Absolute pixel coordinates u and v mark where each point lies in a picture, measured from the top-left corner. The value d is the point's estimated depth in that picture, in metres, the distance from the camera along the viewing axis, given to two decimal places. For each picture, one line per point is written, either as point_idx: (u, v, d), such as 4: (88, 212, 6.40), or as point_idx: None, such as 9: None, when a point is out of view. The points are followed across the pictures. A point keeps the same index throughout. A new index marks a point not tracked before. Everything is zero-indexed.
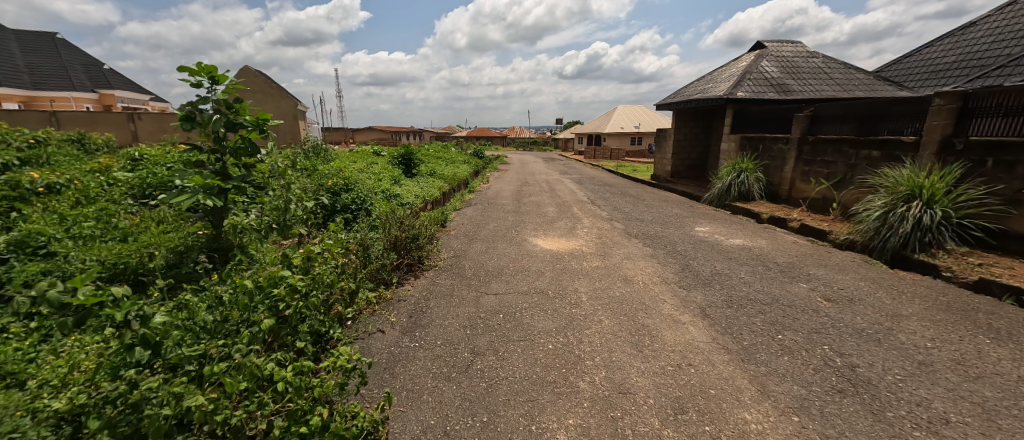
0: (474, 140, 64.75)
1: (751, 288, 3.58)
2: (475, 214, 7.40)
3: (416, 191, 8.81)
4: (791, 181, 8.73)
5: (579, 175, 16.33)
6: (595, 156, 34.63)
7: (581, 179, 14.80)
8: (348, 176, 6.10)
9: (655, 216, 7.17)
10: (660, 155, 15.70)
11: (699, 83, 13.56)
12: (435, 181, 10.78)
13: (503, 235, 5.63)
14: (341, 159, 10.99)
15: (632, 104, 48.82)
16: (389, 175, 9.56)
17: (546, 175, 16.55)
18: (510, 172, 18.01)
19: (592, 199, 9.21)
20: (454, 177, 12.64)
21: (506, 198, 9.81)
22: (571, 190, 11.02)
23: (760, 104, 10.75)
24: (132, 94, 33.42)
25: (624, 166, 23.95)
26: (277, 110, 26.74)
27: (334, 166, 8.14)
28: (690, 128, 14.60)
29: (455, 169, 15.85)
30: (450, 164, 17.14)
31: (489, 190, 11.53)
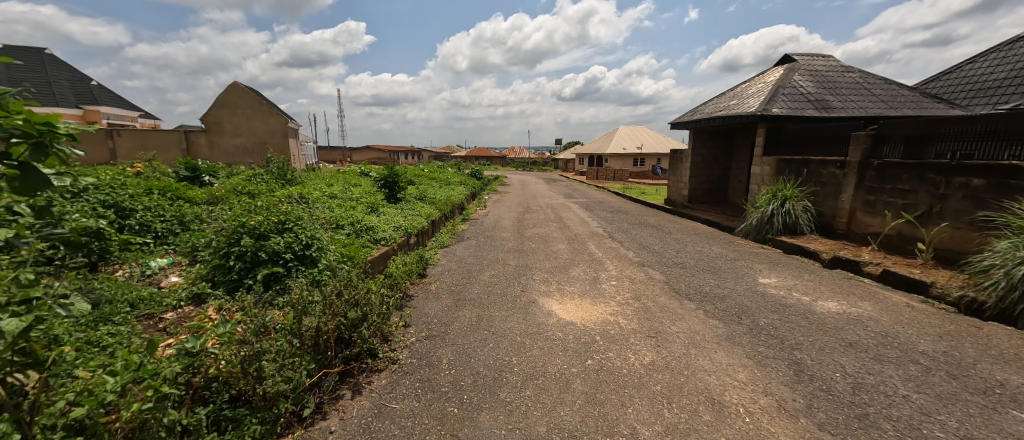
0: (473, 159, 63.66)
1: (947, 432, 1.99)
2: (467, 253, 5.84)
3: (396, 220, 7.30)
4: (850, 212, 7.24)
5: (586, 199, 14.84)
6: (598, 178, 33.26)
7: (589, 204, 13.30)
8: (294, 209, 4.61)
9: (697, 258, 5.60)
10: (675, 178, 14.24)
11: (720, 100, 12.22)
12: (423, 208, 9.29)
13: (500, 293, 4.05)
14: (314, 181, 9.53)
15: (634, 126, 48.13)
16: (367, 202, 8.07)
17: (549, 199, 15.02)
18: (510, 195, 16.54)
19: (609, 232, 7.66)
20: (446, 202, 11.15)
21: (505, 227, 8.24)
22: (581, 218, 9.48)
23: (799, 122, 9.35)
24: (120, 109, 32.23)
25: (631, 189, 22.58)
26: (266, 127, 25.45)
27: (296, 192, 6.68)
28: (709, 148, 13.20)
29: (449, 192, 14.35)
30: (444, 186, 15.65)
31: (486, 217, 10.00)
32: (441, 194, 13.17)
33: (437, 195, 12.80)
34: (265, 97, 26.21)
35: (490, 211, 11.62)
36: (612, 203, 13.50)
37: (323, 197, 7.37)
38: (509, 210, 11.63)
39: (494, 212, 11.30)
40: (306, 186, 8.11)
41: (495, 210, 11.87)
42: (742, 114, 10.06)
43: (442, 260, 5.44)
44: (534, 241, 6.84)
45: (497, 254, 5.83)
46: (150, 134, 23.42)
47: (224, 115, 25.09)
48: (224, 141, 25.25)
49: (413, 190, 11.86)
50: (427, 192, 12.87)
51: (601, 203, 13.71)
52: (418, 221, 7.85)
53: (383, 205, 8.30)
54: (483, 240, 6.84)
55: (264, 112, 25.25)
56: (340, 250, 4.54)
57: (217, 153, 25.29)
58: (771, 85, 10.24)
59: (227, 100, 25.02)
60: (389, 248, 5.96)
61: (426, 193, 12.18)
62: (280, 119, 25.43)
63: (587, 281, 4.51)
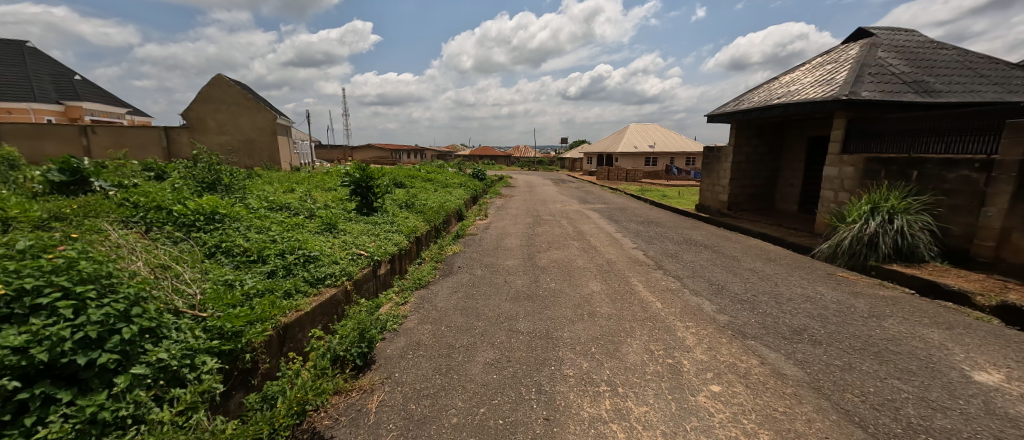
0: (477, 159, 61.60)
1: None
2: (452, 303, 3.79)
3: (357, 242, 5.28)
4: (1002, 233, 5.12)
5: (604, 206, 12.74)
6: (609, 179, 31.05)
7: (611, 212, 11.20)
8: (124, 258, 2.57)
9: (819, 317, 3.49)
10: (711, 181, 12.09)
11: (773, 86, 10.03)
12: (404, 221, 7.25)
13: (502, 431, 2.01)
14: (268, 187, 7.53)
15: (645, 124, 45.81)
16: (325, 215, 6.05)
17: (563, 204, 12.91)
18: (517, 199, 14.46)
19: (655, 258, 5.57)
20: (437, 211, 9.10)
21: (510, 248, 6.18)
22: (609, 234, 7.40)
23: (894, 110, 7.19)
24: (105, 106, 30.56)
25: (650, 191, 20.34)
26: (253, 124, 23.59)
27: (209, 203, 4.68)
28: (754, 145, 11.04)
29: (444, 197, 12.30)
30: (439, 189, 13.60)
31: (487, 230, 7.94)
32: (434, 199, 11.11)
33: (429, 200, 10.77)
34: (252, 92, 24.29)
35: (493, 219, 9.55)
36: (638, 212, 11.38)
37: (257, 209, 5.36)
38: (515, 218, 9.56)
39: (497, 221, 9.24)
40: (243, 195, 6.11)
41: (499, 218, 9.81)
42: (813, 100, 7.87)
43: (410, 320, 3.41)
44: (554, 274, 4.76)
45: (498, 303, 3.76)
46: (127, 131, 21.64)
47: (208, 110, 23.25)
48: (207, 139, 23.43)
49: (398, 197, 9.84)
50: (417, 197, 10.82)
51: (626, 210, 11.57)
52: (391, 242, 5.82)
53: (347, 219, 6.28)
54: (479, 274, 4.78)
55: (250, 108, 23.39)
56: (210, 321, 2.55)
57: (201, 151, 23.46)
58: (849, 63, 8.06)
59: (210, 95, 23.14)
60: (331, 293, 3.96)
61: (415, 199, 10.15)
62: (268, 115, 23.55)
63: (665, 383, 2.43)
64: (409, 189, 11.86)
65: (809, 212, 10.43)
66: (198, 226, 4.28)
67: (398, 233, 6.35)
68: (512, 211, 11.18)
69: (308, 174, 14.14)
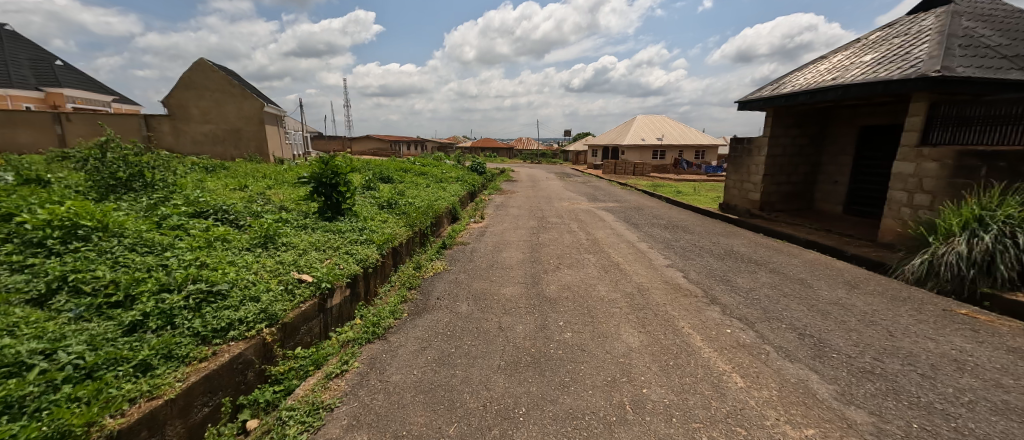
0: (479, 151, 60.04)
1: None
2: (417, 375, 2.43)
3: (301, 261, 3.92)
4: None
5: (618, 204, 11.32)
6: (616, 172, 29.55)
7: (627, 212, 9.77)
8: None
9: (1011, 411, 2.14)
10: (739, 177, 10.65)
11: (822, 66, 8.52)
12: (377, 227, 5.87)
13: None
14: (212, 185, 6.13)
15: (652, 115, 44.14)
16: (268, 223, 4.67)
17: (570, 202, 11.50)
18: (518, 195, 13.03)
19: (701, 283, 4.20)
20: (424, 213, 7.72)
21: (509, 265, 4.82)
22: (631, 244, 6.01)
23: (993, 92, 5.74)
24: (87, 93, 29.04)
25: (662, 186, 18.89)
26: (239, 112, 22.17)
27: (80, 208, 3.30)
28: (792, 136, 9.58)
29: (437, 193, 10.90)
30: (432, 185, 12.19)
31: (483, 236, 6.57)
32: (423, 197, 9.71)
33: (418, 198, 9.37)
34: (238, 78, 22.82)
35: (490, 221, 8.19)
36: (659, 212, 9.97)
37: (168, 217, 4.01)
38: (516, 220, 8.19)
39: (495, 223, 7.85)
40: (162, 197, 4.75)
41: (498, 219, 8.43)
42: (886, 79, 6.39)
43: (338, 418, 2.05)
44: (569, 312, 3.40)
45: (487, 375, 2.41)
46: (103, 119, 20.27)
47: (190, 98, 21.82)
48: (191, 128, 22.05)
49: (379, 197, 8.45)
50: (404, 195, 9.42)
51: (644, 210, 10.17)
52: (351, 260, 4.44)
53: (300, 228, 4.92)
54: (465, 310, 3.43)
55: (236, 95, 21.97)
56: None
57: (184, 141, 22.11)
58: (929, 34, 6.56)
59: (193, 81, 21.69)
60: (230, 354, 2.57)
61: (401, 198, 8.80)
62: (255, 103, 22.13)
63: None
64: (397, 186, 10.46)
65: (858, 213, 9.01)
66: (45, 244, 2.91)
67: (364, 246, 4.97)
68: (513, 210, 9.80)
69: (286, 167, 12.75)
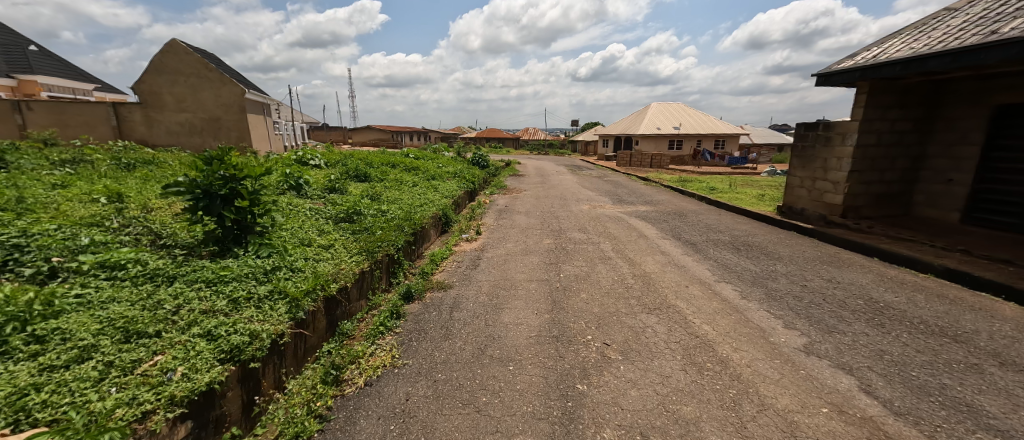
0: (484, 142, 57.85)
1: None
2: None
3: (46, 390, 1.76)
4: None
5: (653, 207, 9.03)
6: (632, 164, 27.16)
7: (668, 220, 7.49)
8: None
9: None
10: (809, 173, 8.32)
11: (950, 20, 6.14)
12: (303, 263, 3.72)
13: None
14: (58, 196, 4.01)
15: (668, 103, 41.39)
16: (66, 281, 2.53)
17: (592, 205, 9.24)
18: (526, 195, 10.80)
19: (923, 418, 1.99)
20: (394, 228, 5.55)
21: (515, 348, 2.64)
22: (709, 288, 3.78)
23: None
24: (67, 82, 27.22)
25: (690, 182, 16.51)
26: (217, 99, 20.06)
27: None
28: (891, 120, 7.22)
29: (423, 195, 8.70)
30: (420, 182, 9.94)
31: (475, 268, 4.40)
32: (402, 201, 7.54)
33: (394, 203, 7.20)
34: (217, 62, 20.69)
35: (489, 235, 6.00)
36: (711, 219, 7.69)
37: None
38: (525, 234, 5.98)
39: (496, 240, 5.67)
40: None
41: (500, 231, 6.25)
42: None
43: None
44: None
45: None
46: (67, 108, 18.25)
47: (163, 83, 19.70)
48: (165, 117, 19.93)
49: (338, 205, 6.28)
50: (375, 200, 7.24)
51: (690, 216, 7.89)
52: (205, 353, 2.28)
53: (139, 280, 2.75)
54: None
55: (213, 80, 19.85)
56: None
57: (158, 132, 20.01)
58: None
59: (165, 64, 19.56)
60: None
61: (368, 206, 6.62)
62: (235, 89, 20.03)
63: None
64: (372, 187, 8.25)
65: (985, 223, 6.69)
66: None
67: (253, 312, 2.80)
68: (520, 216, 7.59)
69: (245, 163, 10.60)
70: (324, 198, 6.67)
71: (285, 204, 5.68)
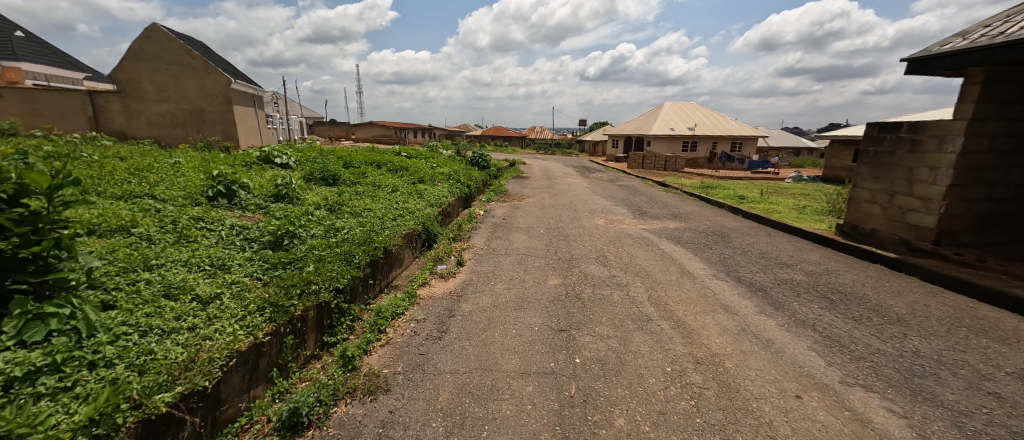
0: (488, 141, 56.29)
1: None
2: None
3: None
4: None
5: (689, 223, 7.35)
6: (644, 166, 25.42)
7: (711, 244, 5.83)
8: None
9: None
10: (885, 186, 6.72)
11: None
12: (126, 345, 2.13)
13: None
14: None
15: (681, 103, 39.54)
16: None
17: (609, 218, 7.61)
18: (528, 203, 9.20)
19: None
20: (338, 255, 3.96)
21: None
22: (850, 402, 2.15)
23: None
24: (50, 69, 25.62)
25: (712, 189, 14.79)
26: (201, 89, 18.24)
27: None
28: (1007, 120, 5.61)
29: (402, 203, 7.11)
30: (402, 187, 8.35)
31: (444, 334, 2.83)
32: (369, 212, 5.96)
33: (356, 216, 5.61)
34: (201, 48, 19.08)
35: (476, 265, 4.41)
36: (770, 245, 6.03)
37: None
38: (525, 265, 4.40)
39: (485, 274, 4.10)
40: None
41: (492, 258, 4.68)
42: None
43: None
44: None
45: None
46: (41, 96, 16.38)
47: (143, 71, 17.83)
48: (145, 108, 18.04)
49: (276, 219, 4.71)
50: (335, 212, 5.66)
51: (741, 240, 6.24)
52: None
53: None
54: None
55: (198, 69, 18.02)
56: None
57: (138, 124, 18.08)
58: None
59: (145, 50, 17.79)
60: None
61: (318, 222, 5.05)
62: (220, 78, 18.24)
63: None
64: (339, 194, 6.65)
65: None
66: None
67: None
68: (520, 234, 6.00)
69: (197, 158, 8.96)
70: (263, 209, 5.09)
71: (193, 221, 4.12)
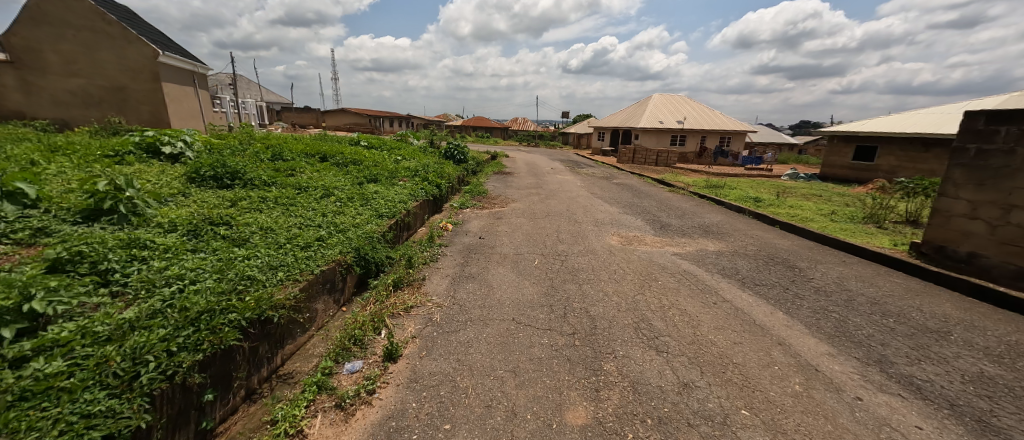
0: (469, 131, 53.65)
1: None
2: None
3: None
4: None
5: (737, 245, 5.43)
6: (635, 161, 23.47)
7: (787, 284, 3.95)
8: None
9: None
10: (995, 196, 5.10)
11: None
12: None
13: None
14: None
15: (669, 95, 38.08)
16: None
17: (624, 235, 5.63)
18: (513, 209, 7.16)
19: None
20: (102, 366, 1.79)
21: None
22: None
23: None
24: None
25: (719, 189, 13.10)
26: (121, 62, 12.67)
27: None
28: None
29: (333, 214, 4.90)
30: (339, 189, 6.05)
31: None
32: (263, 234, 3.76)
33: (233, 245, 3.38)
34: (122, 12, 15.69)
35: (428, 357, 2.34)
36: (870, 284, 4.19)
37: None
38: (520, 358, 2.36)
39: (442, 393, 2.03)
40: None
41: (460, 334, 2.61)
42: None
43: None
44: None
45: None
46: None
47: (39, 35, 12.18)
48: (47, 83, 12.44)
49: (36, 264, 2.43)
50: (197, 238, 3.40)
51: (824, 275, 4.36)
52: None
53: None
54: None
55: (114, 37, 12.44)
56: None
57: (40, 102, 12.52)
58: None
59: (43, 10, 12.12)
60: None
61: (144, 263, 2.82)
62: (144, 50, 12.82)
63: None
64: (227, 205, 4.34)
65: None
66: None
67: None
68: (507, 269, 3.92)
69: (53, 144, 6.32)
70: (38, 240, 2.78)
71: None
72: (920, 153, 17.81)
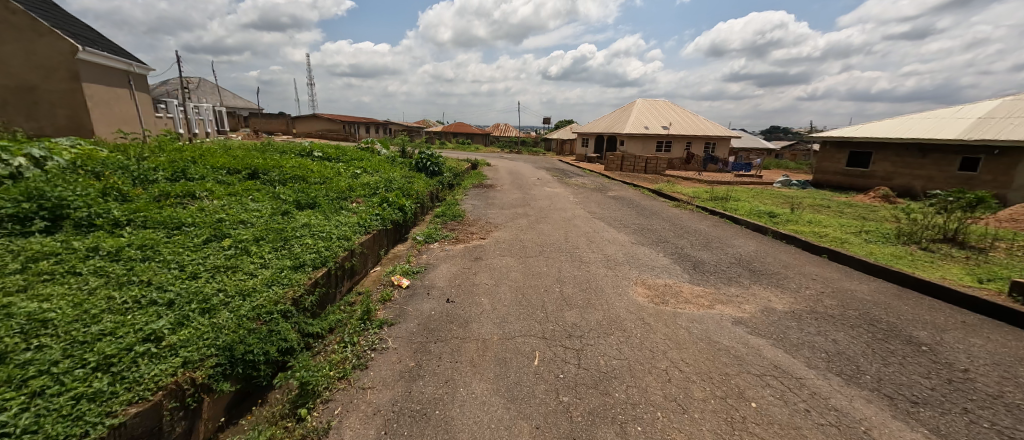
0: (450, 138, 51.75)
1: None
2: None
3: None
4: None
5: (810, 299, 3.88)
6: (624, 169, 22.19)
7: (950, 393, 2.38)
8: None
9: None
10: None
11: None
12: None
13: None
14: None
15: (654, 100, 37.25)
16: None
17: (652, 287, 4.01)
18: (496, 241, 5.47)
19: None
20: None
21: None
22: None
23: None
24: None
25: (725, 201, 11.78)
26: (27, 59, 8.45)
27: None
28: None
29: (212, 273, 3.10)
30: (249, 223, 4.25)
31: None
32: (23, 342, 1.99)
33: None
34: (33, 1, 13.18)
35: None
36: None
37: None
38: None
39: None
40: None
41: None
42: None
43: None
44: None
45: None
46: None
47: None
48: None
49: None
50: None
51: (974, 362, 2.83)
52: None
53: None
54: None
55: (18, 28, 8.28)
56: None
57: None
58: None
59: None
60: None
61: None
62: (61, 43, 8.65)
63: None
64: (5, 272, 2.55)
65: None
66: None
67: None
68: (489, 389, 2.21)
69: None
70: None
71: None
72: (916, 159, 16.87)
